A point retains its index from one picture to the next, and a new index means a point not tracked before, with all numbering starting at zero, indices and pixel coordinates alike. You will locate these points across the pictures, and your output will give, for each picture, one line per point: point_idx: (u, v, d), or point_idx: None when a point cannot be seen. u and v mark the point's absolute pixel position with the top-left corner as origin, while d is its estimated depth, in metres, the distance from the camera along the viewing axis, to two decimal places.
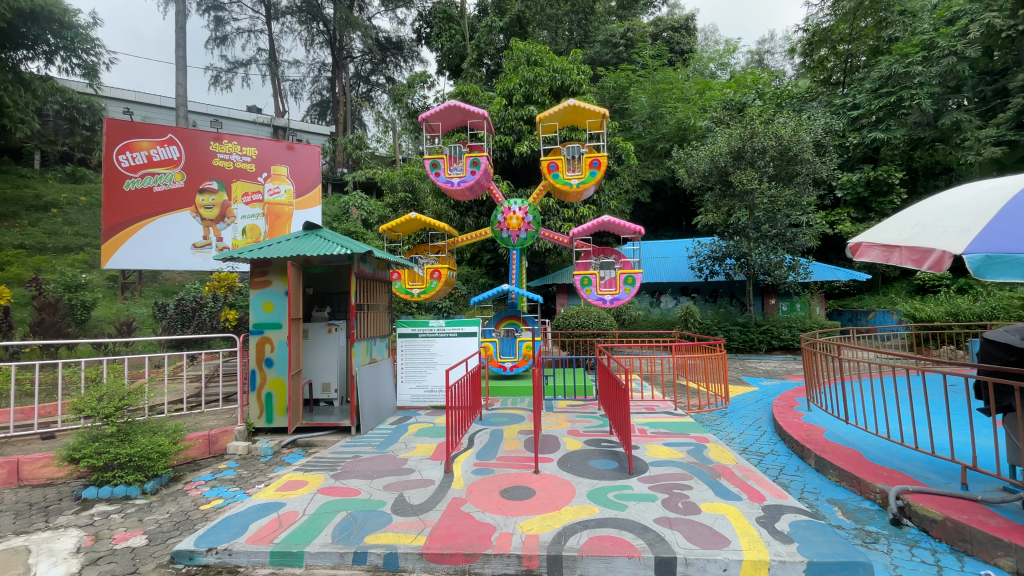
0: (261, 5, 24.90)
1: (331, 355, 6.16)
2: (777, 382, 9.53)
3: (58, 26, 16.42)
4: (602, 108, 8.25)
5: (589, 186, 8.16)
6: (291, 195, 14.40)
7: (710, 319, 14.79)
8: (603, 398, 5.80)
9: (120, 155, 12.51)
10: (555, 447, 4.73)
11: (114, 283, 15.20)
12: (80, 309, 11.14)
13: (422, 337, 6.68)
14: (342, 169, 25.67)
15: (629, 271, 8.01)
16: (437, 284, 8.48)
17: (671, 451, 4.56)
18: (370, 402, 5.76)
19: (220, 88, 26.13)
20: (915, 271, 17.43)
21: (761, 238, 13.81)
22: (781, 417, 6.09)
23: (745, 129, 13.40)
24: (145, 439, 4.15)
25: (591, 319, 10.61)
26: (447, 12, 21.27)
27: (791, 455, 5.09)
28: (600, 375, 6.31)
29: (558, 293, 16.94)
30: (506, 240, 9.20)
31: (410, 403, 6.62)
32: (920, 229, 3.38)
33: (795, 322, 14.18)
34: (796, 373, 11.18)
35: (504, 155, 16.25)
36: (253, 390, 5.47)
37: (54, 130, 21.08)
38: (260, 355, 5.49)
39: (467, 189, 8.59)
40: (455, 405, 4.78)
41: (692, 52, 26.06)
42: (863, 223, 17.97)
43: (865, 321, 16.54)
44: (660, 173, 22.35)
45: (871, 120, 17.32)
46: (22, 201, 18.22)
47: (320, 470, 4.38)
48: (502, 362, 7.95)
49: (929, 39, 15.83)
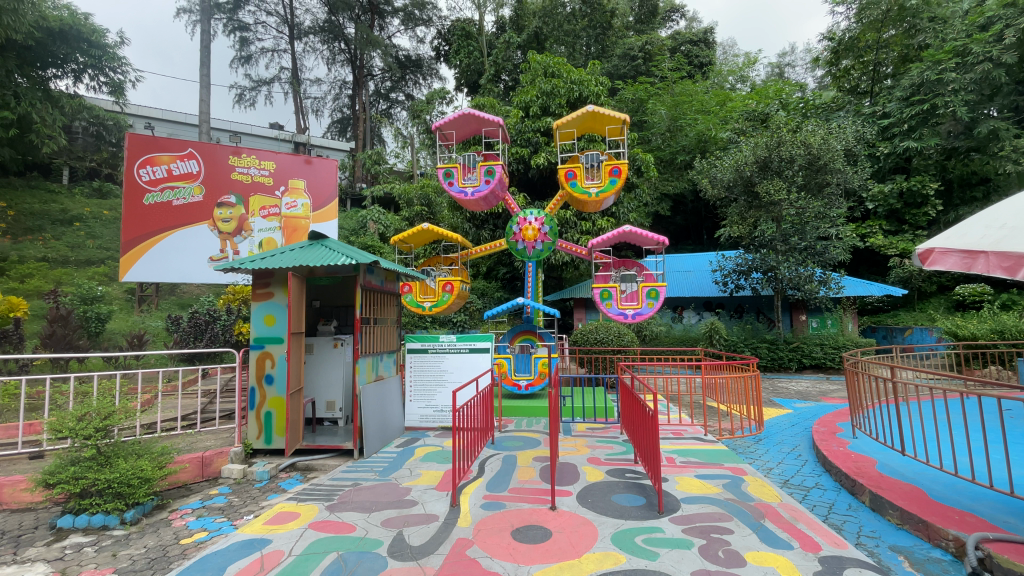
0: (284, 25, 25.46)
1: (335, 371, 5.82)
2: (812, 404, 8.90)
3: (86, 45, 17.15)
4: (622, 114, 7.87)
5: (608, 195, 7.77)
6: (307, 208, 14.36)
7: (737, 335, 14.17)
8: (627, 422, 5.34)
9: (141, 170, 12.60)
10: (574, 478, 4.27)
11: (133, 295, 15.29)
12: (95, 322, 11.11)
13: (432, 353, 6.32)
14: (361, 184, 25.72)
15: (652, 285, 7.52)
16: (449, 297, 8.14)
17: (705, 485, 4.06)
18: (375, 424, 5.38)
19: (243, 106, 26.64)
20: (954, 286, 16.55)
21: (790, 251, 13.22)
22: (824, 446, 5.53)
23: (772, 138, 12.85)
24: (127, 463, 3.83)
25: (611, 335, 10.11)
26: (466, 29, 21.42)
27: (840, 489, 4.56)
28: (622, 397, 5.85)
29: (577, 308, 16.48)
30: (521, 252, 8.86)
31: (418, 424, 6.23)
32: (1008, 233, 2.93)
33: (827, 339, 13.42)
34: (832, 394, 10.49)
35: (521, 167, 16.04)
36: (251, 409, 5.14)
37: (83, 147, 21.63)
38: (260, 372, 5.17)
39: (481, 199, 8.28)
40: (464, 427, 4.36)
41: (711, 64, 25.71)
42: (896, 236, 17.17)
43: (902, 338, 15.69)
44: (680, 185, 21.87)
45: (902, 129, 16.63)
46: (49, 216, 18.62)
47: (315, 499, 4.00)
48: (517, 380, 7.54)
49: (962, 45, 15.12)
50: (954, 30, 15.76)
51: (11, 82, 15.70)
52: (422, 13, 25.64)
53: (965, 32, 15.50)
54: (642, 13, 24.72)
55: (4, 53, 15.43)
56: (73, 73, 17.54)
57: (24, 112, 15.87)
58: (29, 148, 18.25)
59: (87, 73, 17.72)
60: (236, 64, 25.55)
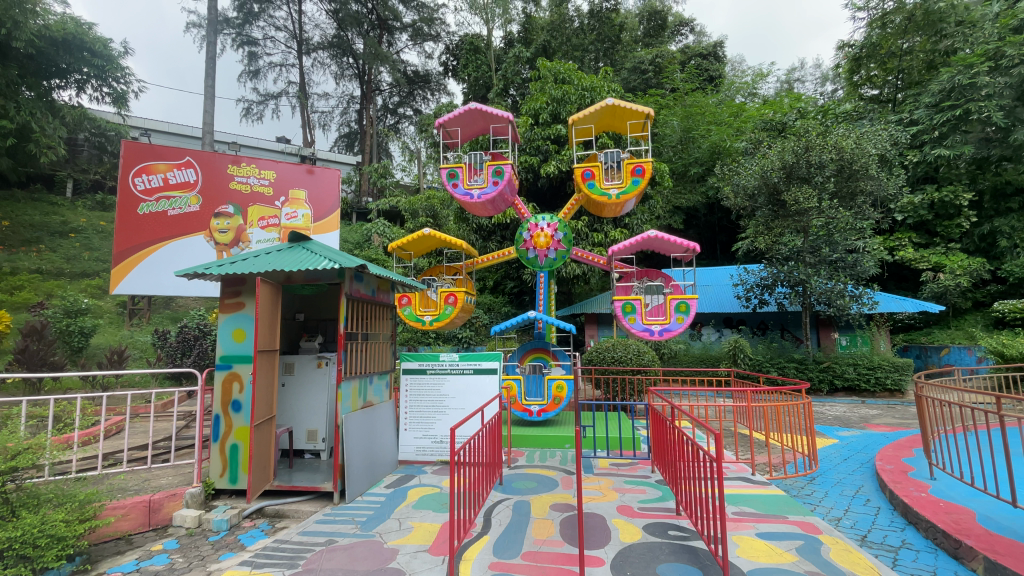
0: (293, 40, 25.27)
1: (319, 395, 5.02)
2: (857, 432, 7.98)
3: (90, 54, 16.67)
4: (646, 107, 7.08)
5: (630, 197, 6.94)
6: (308, 219, 13.58)
7: (761, 354, 13.23)
8: (662, 461, 4.47)
9: (136, 178, 12.05)
10: (604, 538, 3.38)
11: (124, 308, 14.67)
12: (77, 337, 10.41)
13: (431, 374, 5.49)
14: (367, 198, 25.12)
15: (681, 297, 6.58)
16: (452, 310, 7.25)
17: (774, 551, 3.20)
18: (361, 460, 4.52)
19: (250, 120, 26.35)
20: (992, 303, 15.55)
21: (819, 263, 12.30)
22: (901, 492, 4.64)
23: (799, 142, 11.99)
24: (38, 517, 3.03)
25: (630, 353, 9.18)
26: (473, 43, 20.94)
27: (937, 551, 3.68)
28: (655, 428, 4.98)
29: (588, 324, 15.63)
30: (532, 261, 8.04)
31: (414, 458, 5.37)
32: None
33: (860, 359, 12.42)
34: (876, 420, 9.53)
35: (530, 176, 15.35)
36: (215, 441, 4.33)
37: (87, 159, 21.34)
38: (227, 396, 4.37)
39: (489, 202, 7.49)
40: (468, 465, 3.52)
41: (722, 77, 25.10)
42: (927, 249, 16.17)
43: (937, 358, 14.74)
44: (694, 198, 21.06)
45: (933, 137, 15.56)
46: (47, 227, 18.15)
47: (275, 565, 3.14)
48: (527, 405, 6.68)
49: (995, 47, 14.16)
50: (983, 35, 15.01)
51: (14, 92, 15.39)
52: (431, 28, 25.28)
53: (996, 36, 14.67)
54: (650, 26, 24.18)
55: (7, 62, 15.14)
56: (76, 83, 17.12)
57: (23, 121, 15.35)
58: (27, 158, 17.79)
59: (90, 84, 17.24)
60: (244, 78, 25.28)
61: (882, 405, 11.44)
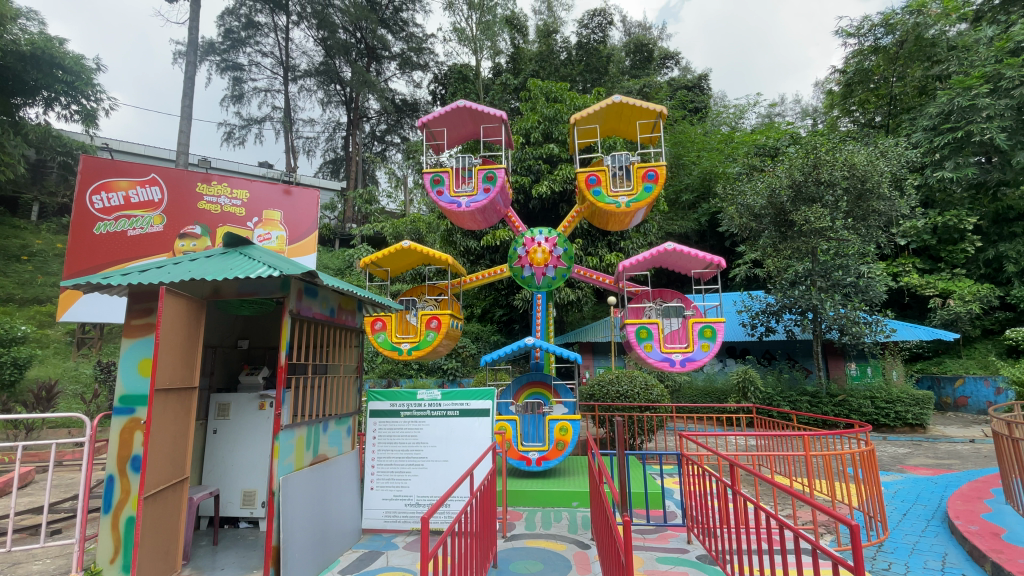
0: (279, 66, 24.71)
1: (259, 445, 3.91)
2: (901, 476, 6.99)
3: (62, 71, 15.28)
4: (658, 105, 6.26)
5: (641, 206, 6.07)
6: (282, 241, 12.31)
7: (769, 386, 12.32)
8: (710, 532, 3.42)
9: (94, 197, 10.94)
10: None
11: (74, 338, 13.28)
12: (10, 370, 9.01)
13: (406, 417, 4.42)
14: (351, 224, 24.14)
15: (705, 321, 5.63)
16: (434, 336, 6.14)
17: None
18: (304, 537, 3.35)
19: (232, 144, 25.46)
20: (1004, 330, 14.92)
21: (832, 287, 11.38)
22: (1013, 567, 3.54)
23: (806, 159, 11.44)
24: None
25: (636, 387, 8.09)
26: (461, 72, 20.45)
27: None
28: (689, 485, 3.94)
29: (583, 353, 14.65)
30: (528, 279, 7.06)
31: (383, 526, 4.21)
32: None
33: (878, 391, 11.47)
34: (910, 459, 8.61)
35: (521, 197, 14.59)
36: (106, 513, 3.14)
37: (56, 182, 20.20)
38: (125, 450, 3.18)
39: (478, 212, 6.52)
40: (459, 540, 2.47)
41: (708, 109, 25.00)
42: (933, 275, 15.55)
43: (951, 389, 14.02)
44: (687, 225, 20.41)
45: (933, 161, 15.11)
46: (3, 252, 16.75)
47: None
48: (524, 451, 5.59)
49: (993, 70, 13.88)
50: (979, 57, 14.75)
51: None
52: (420, 57, 24.82)
53: (994, 58, 14.40)
54: (637, 59, 23.97)
55: None
56: (44, 101, 15.77)
57: None
58: None
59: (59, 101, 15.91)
60: (227, 102, 24.41)
61: (905, 441, 10.55)
